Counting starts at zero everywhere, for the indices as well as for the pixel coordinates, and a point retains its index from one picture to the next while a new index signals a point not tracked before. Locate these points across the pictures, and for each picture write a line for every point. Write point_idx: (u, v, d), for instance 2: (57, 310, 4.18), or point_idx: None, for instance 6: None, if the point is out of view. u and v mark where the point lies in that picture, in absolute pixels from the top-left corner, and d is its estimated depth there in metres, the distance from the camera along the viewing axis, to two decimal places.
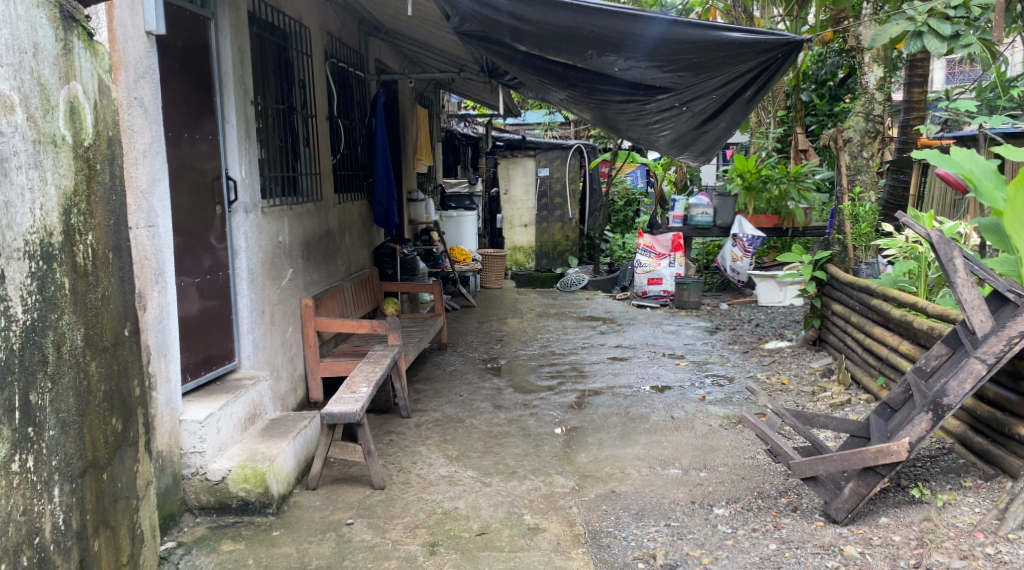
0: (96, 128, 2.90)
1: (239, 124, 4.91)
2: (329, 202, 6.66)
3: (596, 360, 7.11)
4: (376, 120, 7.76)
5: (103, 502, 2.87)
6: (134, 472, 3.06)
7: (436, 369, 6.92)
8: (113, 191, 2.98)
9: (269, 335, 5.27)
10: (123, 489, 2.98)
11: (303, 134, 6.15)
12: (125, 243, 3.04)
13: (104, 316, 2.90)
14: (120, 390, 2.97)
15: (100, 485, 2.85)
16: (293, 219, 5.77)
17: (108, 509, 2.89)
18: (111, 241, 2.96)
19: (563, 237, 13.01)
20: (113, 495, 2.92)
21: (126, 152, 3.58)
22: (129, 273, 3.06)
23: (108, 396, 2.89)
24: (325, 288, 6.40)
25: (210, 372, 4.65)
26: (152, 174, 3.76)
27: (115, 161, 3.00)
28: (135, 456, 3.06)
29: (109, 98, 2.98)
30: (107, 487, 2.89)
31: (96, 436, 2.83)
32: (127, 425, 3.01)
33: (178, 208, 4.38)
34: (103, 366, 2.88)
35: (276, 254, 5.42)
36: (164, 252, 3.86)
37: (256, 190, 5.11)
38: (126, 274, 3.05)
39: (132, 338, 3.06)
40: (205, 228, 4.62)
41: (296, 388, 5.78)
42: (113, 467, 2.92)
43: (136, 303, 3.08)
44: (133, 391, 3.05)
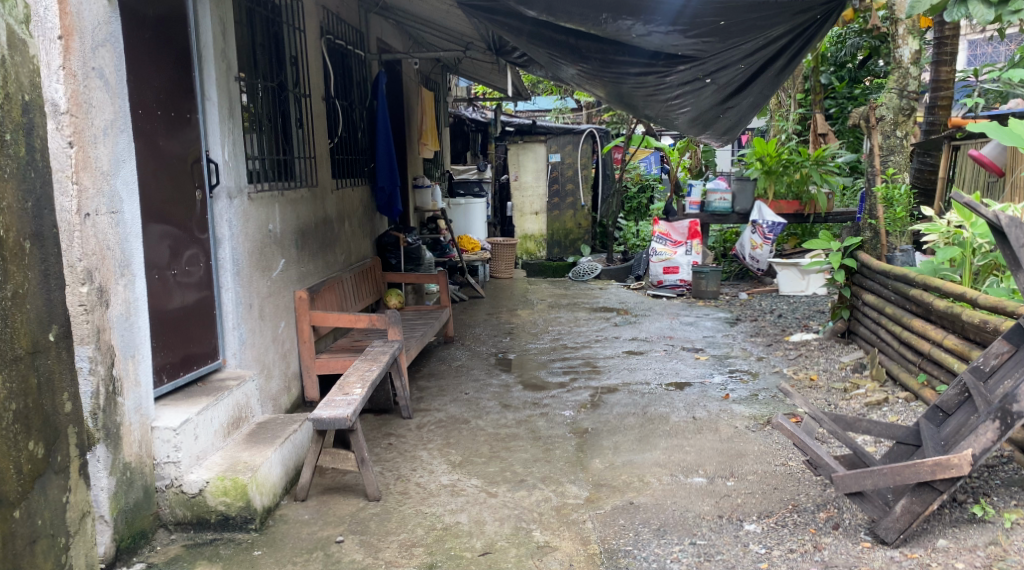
0: (6, 89, 2.52)
1: (222, 103, 4.53)
2: (326, 187, 6.26)
3: (610, 355, 6.69)
4: (377, 102, 7.36)
5: (14, 545, 2.48)
6: (62, 503, 2.69)
7: (441, 364, 6.53)
8: (30, 167, 2.61)
9: (258, 331, 4.89)
10: (46, 527, 2.61)
11: (298, 114, 5.76)
12: (47, 230, 2.67)
13: (15, 319, 2.53)
14: (39, 407, 2.60)
15: (9, 525, 2.47)
16: (285, 205, 5.37)
17: (21, 553, 2.51)
18: (28, 228, 2.59)
19: (575, 226, 12.58)
20: (30, 536, 2.55)
21: (83, 129, 3.18)
22: (53, 265, 2.69)
23: (19, 416, 2.52)
24: (321, 279, 6.01)
25: (191, 372, 4.27)
26: (115, 156, 3.38)
27: (33, 132, 2.63)
28: (63, 485, 2.69)
29: (24, 54, 2.60)
30: (19, 528, 2.50)
31: (4, 467, 2.45)
32: (51, 450, 2.64)
33: (151, 192, 3.98)
34: (13, 380, 2.50)
35: (266, 242, 5.03)
36: (131, 240, 3.48)
37: (241, 173, 4.72)
38: (50, 265, 2.68)
39: (57, 344, 2.68)
40: (184, 214, 4.24)
41: (290, 386, 5.40)
42: (29, 502, 2.55)
43: (63, 303, 2.71)
44: (60, 407, 2.69)
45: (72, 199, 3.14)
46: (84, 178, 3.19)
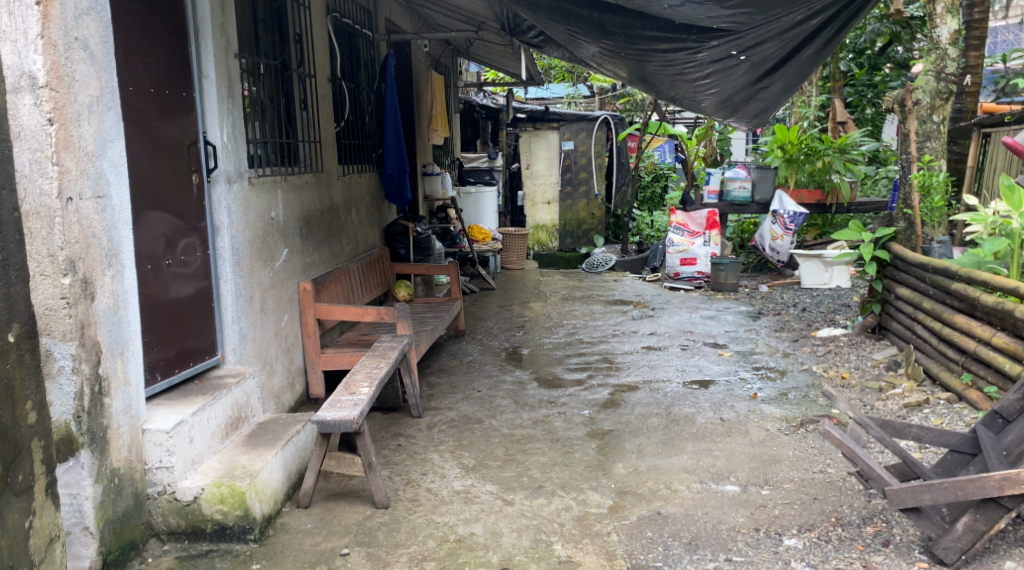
0: None
1: (221, 81, 4.25)
2: (332, 173, 5.97)
3: (628, 350, 6.40)
4: (385, 85, 7.06)
5: None
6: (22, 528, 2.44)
7: (452, 359, 6.24)
8: None
9: (259, 324, 4.62)
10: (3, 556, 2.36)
11: (304, 95, 5.48)
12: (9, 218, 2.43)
13: None
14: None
15: None
16: (288, 191, 5.09)
17: None
18: None
19: (588, 215, 12.27)
20: None
21: (63, 106, 2.91)
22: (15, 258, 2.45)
23: None
24: (326, 269, 5.73)
25: (187, 369, 3.99)
26: (102, 136, 3.10)
27: None
28: (24, 507, 2.44)
29: None
30: None
31: None
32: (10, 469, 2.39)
33: (144, 176, 3.70)
34: None
35: (268, 230, 4.76)
36: (119, 227, 3.20)
37: (241, 157, 4.45)
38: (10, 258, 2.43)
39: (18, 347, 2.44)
40: (179, 200, 3.96)
41: (294, 383, 5.14)
42: None
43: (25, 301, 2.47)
44: (24, 418, 2.45)
45: (54, 183, 2.87)
46: (66, 160, 2.92)
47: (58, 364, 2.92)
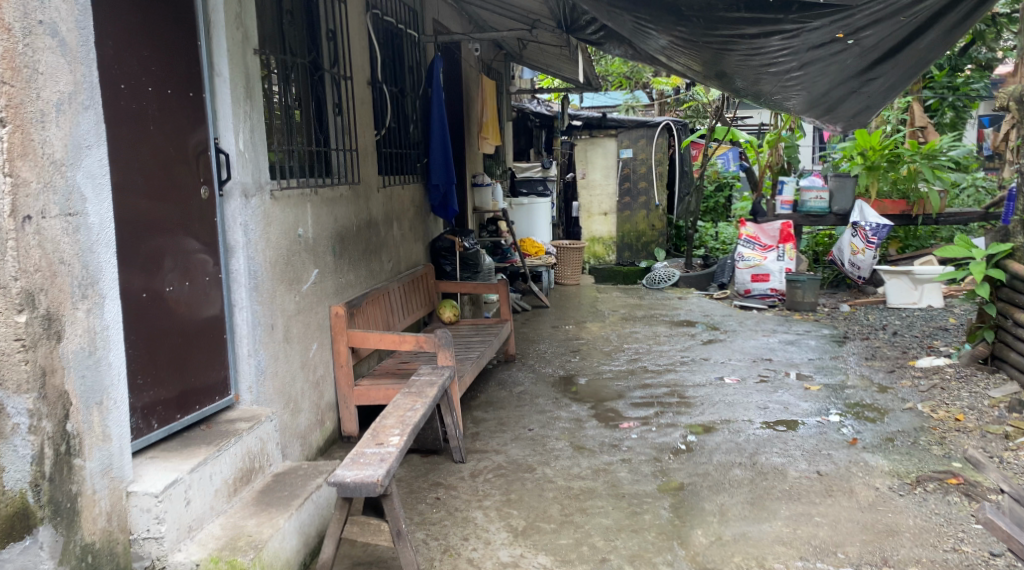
0: None
1: (238, 80, 3.72)
2: (371, 184, 5.41)
3: (700, 382, 5.67)
4: (431, 90, 6.51)
5: None
6: None
7: (501, 389, 5.61)
8: None
9: (283, 356, 4.05)
10: None
11: (339, 98, 4.93)
12: None
13: None
14: None
15: None
16: (320, 205, 4.54)
17: None
18: None
19: (648, 227, 11.52)
20: None
21: (21, 103, 2.41)
22: None
23: None
24: (364, 291, 5.17)
25: (192, 413, 3.44)
26: (75, 141, 2.59)
27: None
28: None
29: None
30: None
31: None
32: None
33: (141, 188, 3.17)
34: None
35: (294, 250, 4.20)
36: (99, 249, 2.69)
37: (262, 167, 3.90)
38: None
39: None
40: (186, 218, 3.43)
41: (324, 420, 4.56)
42: None
43: None
44: None
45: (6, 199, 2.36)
46: (22, 169, 2.41)
47: (13, 421, 2.40)
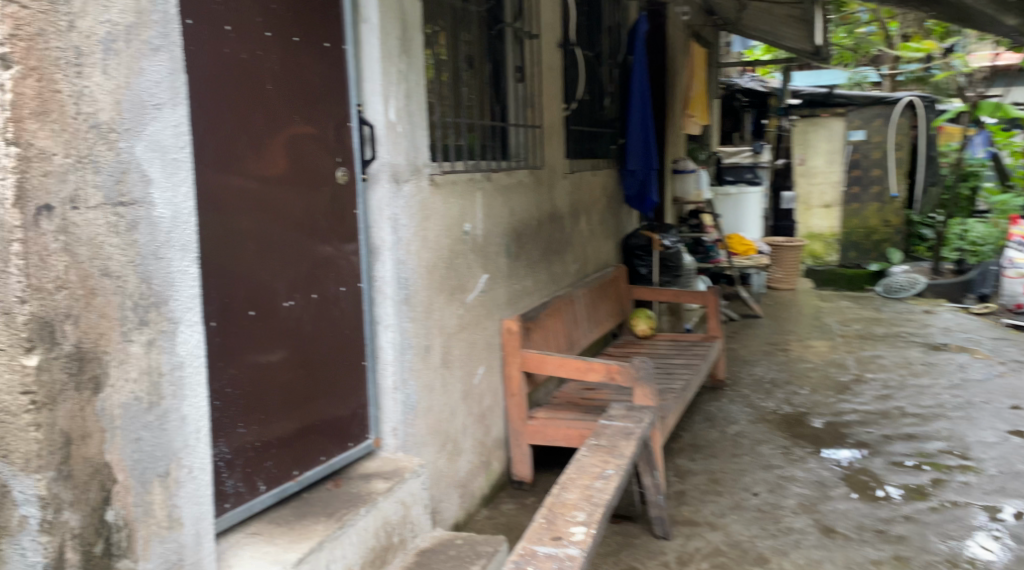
0: None
1: (390, 27, 2.84)
2: (558, 169, 4.42)
3: (985, 437, 4.23)
4: (633, 57, 5.43)
5: None
6: None
7: (712, 428, 4.45)
8: None
9: (439, 387, 3.17)
10: None
11: (522, 60, 3.99)
12: None
13: None
14: None
15: None
16: (493, 193, 3.61)
17: None
18: None
19: (880, 223, 9.64)
20: None
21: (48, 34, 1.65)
22: None
23: None
24: (543, 299, 4.19)
25: (316, 467, 2.63)
26: (134, 97, 1.83)
27: None
28: None
29: None
30: None
31: None
32: None
33: (253, 168, 2.36)
34: None
35: (458, 251, 3.30)
36: (172, 253, 1.92)
37: (418, 144, 3.03)
38: None
39: None
40: (315, 209, 2.59)
41: (490, 461, 3.64)
42: None
43: None
44: None
45: (9, 177, 1.59)
46: (38, 134, 1.63)
47: (20, 513, 1.64)
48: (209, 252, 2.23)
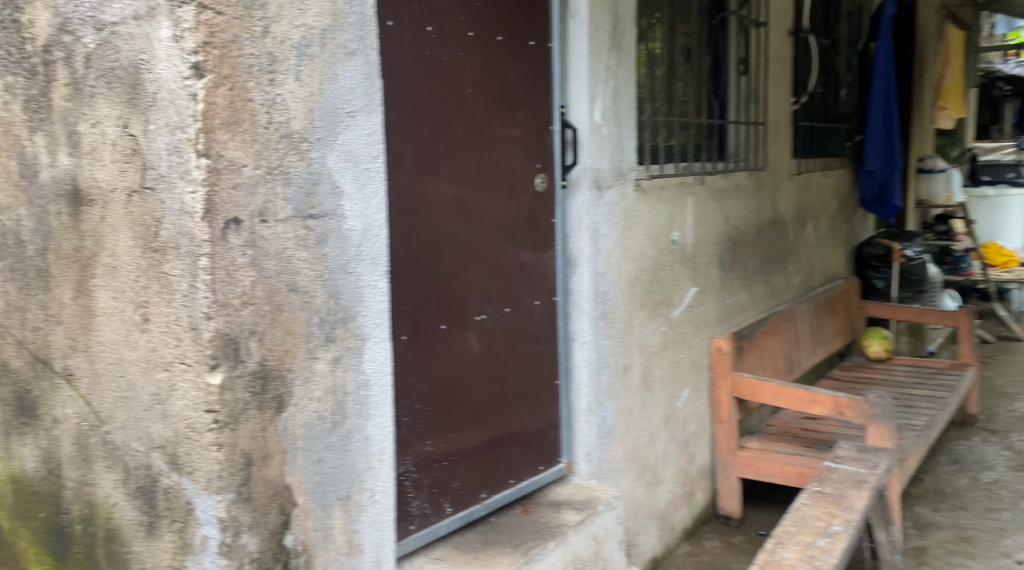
0: None
1: (600, 21, 2.62)
2: (783, 171, 4.00)
3: None
4: (877, 44, 4.83)
5: None
6: None
7: (960, 473, 3.84)
8: None
9: (639, 410, 2.92)
10: None
11: (747, 51, 3.63)
12: None
13: None
14: None
15: None
16: (708, 199, 3.30)
17: None
18: None
19: None
20: None
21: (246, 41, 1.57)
22: None
23: None
24: (761, 316, 3.80)
25: (505, 490, 2.49)
26: (328, 105, 1.74)
27: None
28: None
29: None
30: None
31: None
32: None
33: (450, 174, 2.24)
34: None
35: (665, 262, 3.04)
36: (360, 267, 1.84)
37: (625, 146, 2.80)
38: None
39: None
40: (512, 218, 2.44)
41: (693, 492, 3.33)
42: None
43: None
44: None
45: (199, 190, 1.54)
46: (229, 145, 1.56)
47: (201, 533, 1.62)
48: (402, 261, 2.12)
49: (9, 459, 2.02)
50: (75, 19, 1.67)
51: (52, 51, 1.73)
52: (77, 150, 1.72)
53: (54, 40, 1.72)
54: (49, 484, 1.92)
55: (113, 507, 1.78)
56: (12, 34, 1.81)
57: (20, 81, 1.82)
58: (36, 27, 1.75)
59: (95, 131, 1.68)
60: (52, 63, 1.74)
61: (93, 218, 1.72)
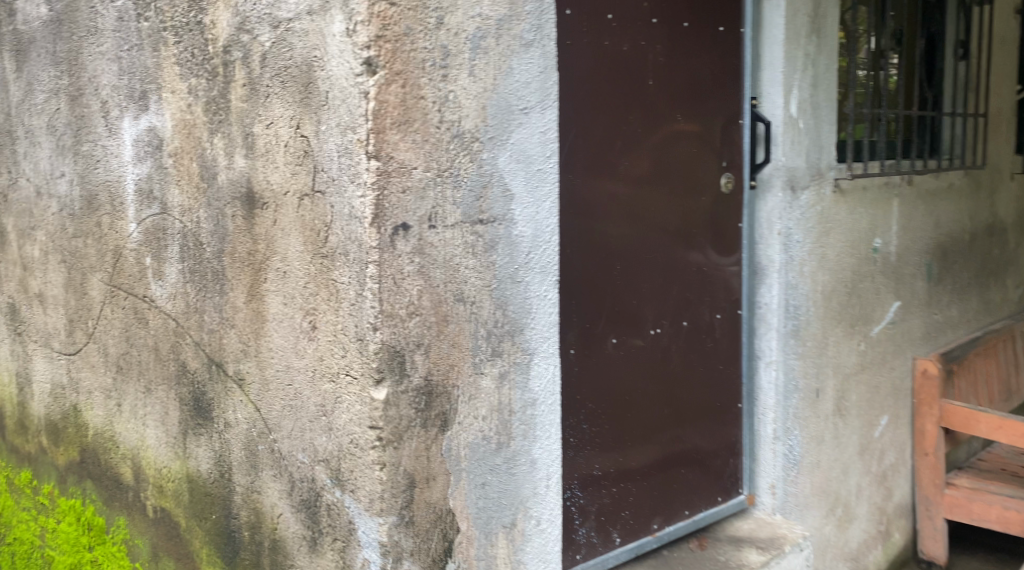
0: None
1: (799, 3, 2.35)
2: (1004, 170, 3.52)
3: None
4: None
5: None
6: None
7: None
8: None
9: (831, 439, 2.62)
10: None
11: (968, 32, 3.20)
12: None
13: None
14: None
15: None
16: (916, 202, 2.93)
17: None
18: None
19: None
20: None
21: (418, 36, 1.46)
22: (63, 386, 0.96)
23: None
24: (974, 336, 3.36)
25: (679, 521, 2.28)
26: (501, 101, 1.60)
27: None
28: None
29: None
30: None
31: None
32: None
33: (628, 175, 2.05)
34: None
35: (864, 273, 2.72)
36: (529, 276, 1.70)
37: (823, 142, 2.51)
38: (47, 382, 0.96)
39: None
40: (693, 222, 2.23)
41: (890, 531, 2.97)
42: None
43: None
44: None
45: (368, 195, 1.45)
46: (399, 146, 1.46)
47: (363, 555, 1.53)
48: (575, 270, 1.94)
49: (186, 458, 2.04)
50: (252, 17, 1.63)
51: (231, 51, 1.69)
52: (252, 152, 1.68)
53: (233, 40, 1.68)
54: (221, 488, 1.92)
55: (278, 518, 1.73)
56: (196, 36, 1.78)
57: (202, 82, 1.78)
58: (218, 27, 1.71)
59: (269, 132, 1.63)
60: (231, 64, 1.70)
61: (266, 222, 1.67)
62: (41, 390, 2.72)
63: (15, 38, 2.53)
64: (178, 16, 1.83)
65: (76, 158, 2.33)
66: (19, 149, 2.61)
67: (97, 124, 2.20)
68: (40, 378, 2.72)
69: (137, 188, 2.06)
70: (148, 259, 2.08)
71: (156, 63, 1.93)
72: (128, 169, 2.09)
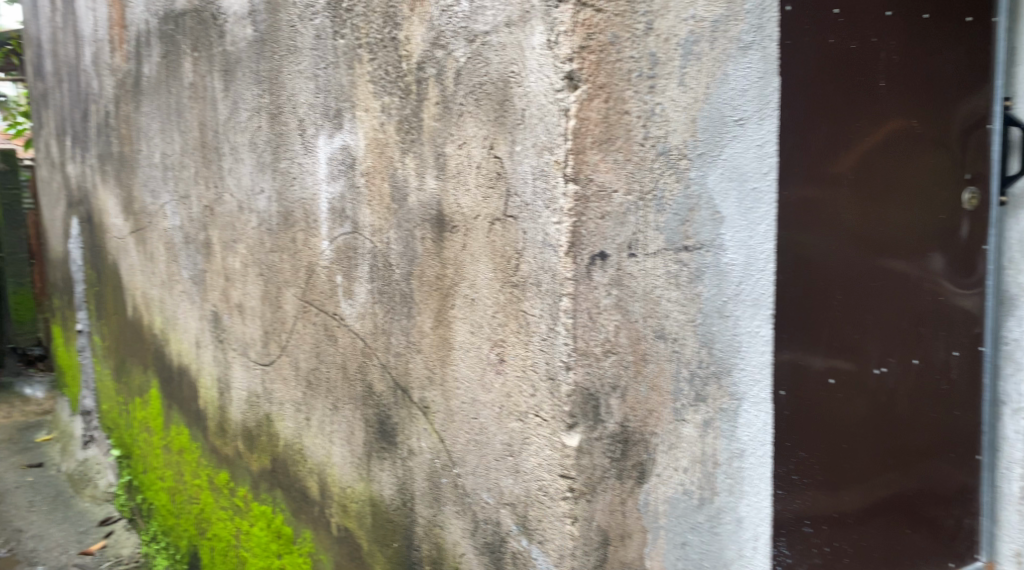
0: None
1: None
2: None
3: None
4: None
5: None
6: None
7: None
8: None
9: None
10: None
11: None
12: None
13: None
14: None
15: None
16: None
17: None
18: None
19: None
20: None
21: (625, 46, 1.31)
22: None
23: None
24: None
25: None
26: (714, 112, 1.41)
27: None
28: None
29: None
30: None
31: None
32: None
33: (850, 187, 1.79)
34: None
35: None
36: (740, 310, 1.47)
37: None
38: None
39: None
40: (924, 241, 1.92)
41: None
42: None
43: None
44: None
45: (565, 221, 1.31)
46: (600, 167, 1.32)
47: None
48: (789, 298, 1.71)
49: (370, 481, 1.99)
50: (448, 31, 1.54)
51: (425, 68, 1.62)
52: (443, 173, 1.60)
53: (427, 56, 1.61)
54: (402, 516, 1.86)
55: (461, 557, 1.64)
56: (390, 53, 1.72)
57: (396, 100, 1.73)
58: (412, 43, 1.65)
59: (461, 152, 1.54)
60: (424, 81, 1.62)
61: (455, 246, 1.58)
62: (239, 397, 2.82)
63: (224, 59, 2.63)
64: (372, 33, 1.79)
65: (275, 176, 2.36)
66: (225, 165, 2.71)
67: (294, 143, 2.22)
68: (238, 385, 2.81)
69: (330, 207, 2.05)
70: (339, 277, 2.04)
71: (351, 82, 1.90)
72: (322, 188, 2.09)
